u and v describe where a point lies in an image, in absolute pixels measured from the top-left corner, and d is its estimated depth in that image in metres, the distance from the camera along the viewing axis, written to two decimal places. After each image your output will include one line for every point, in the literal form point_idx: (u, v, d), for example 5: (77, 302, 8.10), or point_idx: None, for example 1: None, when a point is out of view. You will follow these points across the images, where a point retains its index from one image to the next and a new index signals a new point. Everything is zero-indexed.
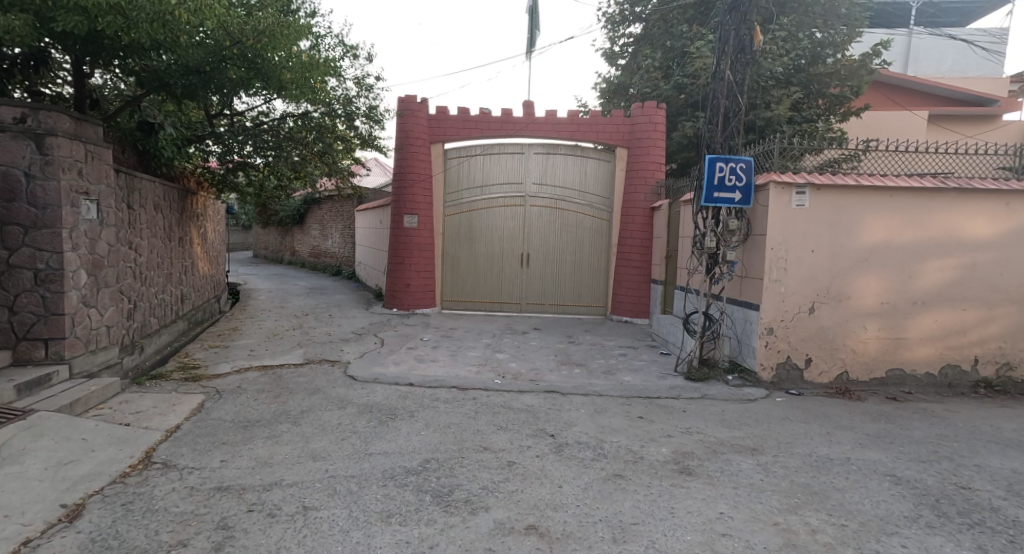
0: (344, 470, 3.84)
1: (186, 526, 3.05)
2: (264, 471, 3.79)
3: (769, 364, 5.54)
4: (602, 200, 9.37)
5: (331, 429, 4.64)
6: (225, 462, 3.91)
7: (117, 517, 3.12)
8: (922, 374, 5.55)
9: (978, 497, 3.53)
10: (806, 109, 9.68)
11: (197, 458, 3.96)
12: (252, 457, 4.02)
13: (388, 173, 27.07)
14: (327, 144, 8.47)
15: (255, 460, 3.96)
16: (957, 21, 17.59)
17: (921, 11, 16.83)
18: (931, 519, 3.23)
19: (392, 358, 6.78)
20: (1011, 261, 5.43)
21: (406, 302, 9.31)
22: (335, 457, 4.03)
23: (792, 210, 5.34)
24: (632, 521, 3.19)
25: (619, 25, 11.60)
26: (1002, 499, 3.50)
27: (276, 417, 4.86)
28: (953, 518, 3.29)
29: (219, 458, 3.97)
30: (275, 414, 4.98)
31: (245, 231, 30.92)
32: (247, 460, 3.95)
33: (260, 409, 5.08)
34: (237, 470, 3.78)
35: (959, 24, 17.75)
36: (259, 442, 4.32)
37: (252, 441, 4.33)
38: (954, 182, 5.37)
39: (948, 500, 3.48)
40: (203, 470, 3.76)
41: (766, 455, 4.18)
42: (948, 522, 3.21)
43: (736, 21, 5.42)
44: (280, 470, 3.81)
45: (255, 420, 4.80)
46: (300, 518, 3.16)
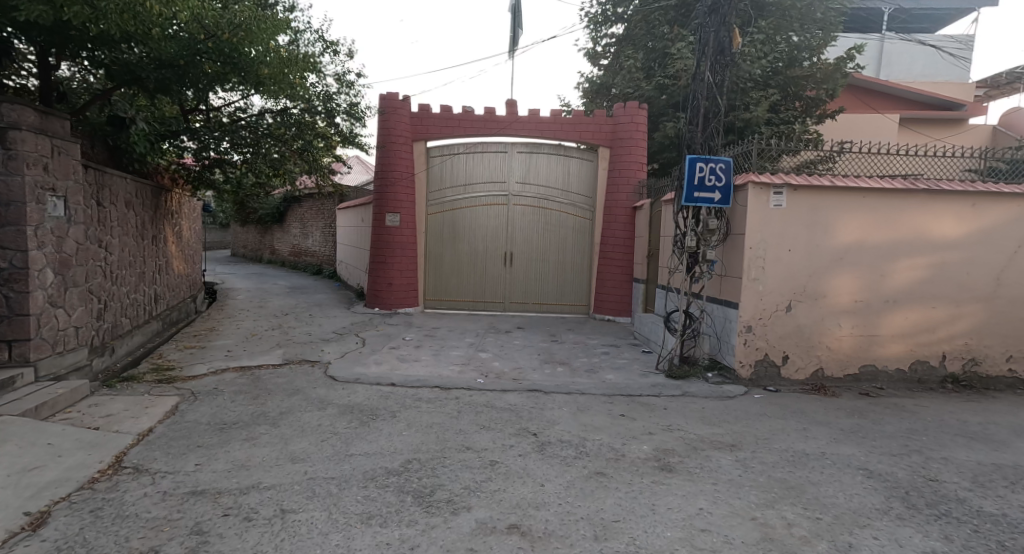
0: (324, 472, 3.78)
1: (157, 532, 2.96)
2: (241, 474, 3.71)
3: (748, 361, 5.63)
4: (585, 200, 9.41)
5: (312, 431, 4.57)
6: (200, 465, 3.82)
7: (85, 524, 3.02)
8: (894, 370, 5.70)
9: (945, 488, 3.64)
10: (782, 111, 9.89)
11: (171, 462, 3.86)
12: (228, 459, 3.93)
13: (368, 171, 26.84)
14: (308, 141, 8.15)
15: (231, 463, 3.88)
16: (927, 27, 18.18)
17: (893, 17, 17.27)
18: (902, 511, 3.33)
19: (375, 358, 6.70)
20: (976, 261, 5.62)
21: (387, 302, 9.23)
22: (314, 459, 3.97)
23: (770, 210, 5.44)
24: (614, 519, 3.21)
25: (601, 26, 11.68)
26: (969, 490, 3.62)
27: (253, 420, 4.76)
28: (921, 509, 3.39)
29: (193, 462, 3.87)
30: (253, 416, 4.89)
31: (224, 229, 30.17)
32: (224, 463, 3.86)
33: (237, 411, 4.96)
34: (213, 473, 3.69)
35: (927, 30, 18.33)
36: (236, 445, 4.22)
37: (229, 444, 4.24)
38: (924, 184, 5.52)
39: (917, 492, 3.59)
40: (177, 474, 3.66)
41: (744, 451, 4.25)
42: (917, 513, 3.31)
43: (715, 23, 5.51)
44: (257, 473, 3.72)
45: (232, 422, 4.70)
46: (278, 521, 3.10)
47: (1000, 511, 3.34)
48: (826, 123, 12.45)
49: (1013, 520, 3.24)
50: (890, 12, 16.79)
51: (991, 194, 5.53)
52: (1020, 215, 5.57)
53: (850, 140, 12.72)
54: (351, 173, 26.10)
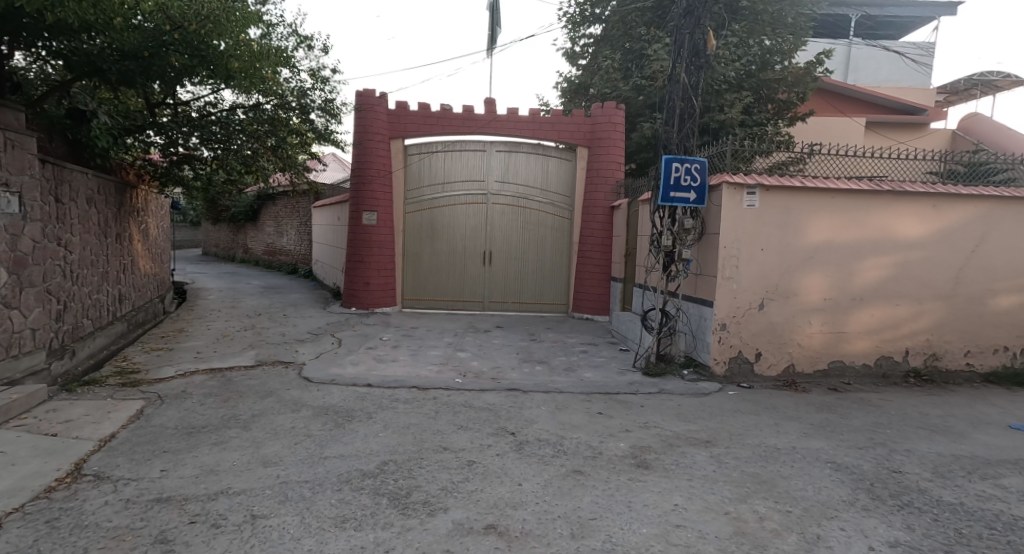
0: (297, 475, 3.71)
1: (119, 542, 2.85)
2: (210, 479, 3.60)
3: (722, 359, 5.74)
4: (564, 199, 9.46)
5: (285, 434, 4.47)
6: (166, 472, 3.69)
7: (39, 535, 2.88)
8: (860, 365, 5.89)
9: (907, 479, 3.78)
10: (756, 113, 10.09)
11: (135, 469, 3.72)
12: (196, 465, 3.81)
13: (343, 169, 26.44)
14: (282, 138, 7.95)
15: (199, 468, 3.77)
16: (891, 34, 18.80)
17: (860, 24, 17.85)
18: (867, 502, 3.44)
19: (351, 359, 6.60)
20: (936, 260, 5.85)
21: (364, 302, 9.11)
22: (287, 463, 3.88)
23: (743, 210, 5.55)
24: (591, 517, 3.23)
25: (579, 26, 11.74)
26: (929, 481, 3.76)
27: (224, 423, 4.62)
28: (885, 499, 3.51)
29: (159, 468, 3.74)
30: (223, 419, 4.75)
31: (195, 228, 29.35)
32: (191, 469, 3.74)
33: (206, 415, 4.81)
34: (180, 479, 3.58)
35: (892, 37, 18.98)
36: (204, 449, 4.10)
37: (197, 448, 4.12)
38: (889, 185, 5.71)
39: (882, 484, 3.71)
40: (141, 481, 3.53)
41: (719, 447, 4.33)
42: (881, 504, 3.43)
43: (690, 25, 5.60)
44: (227, 478, 3.62)
45: (201, 426, 4.56)
46: (248, 527, 3.02)
47: (958, 500, 3.48)
48: (799, 124, 12.77)
49: (970, 509, 3.37)
50: (857, 18, 17.34)
51: (951, 195, 5.75)
52: (977, 215, 5.82)
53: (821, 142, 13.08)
54: (326, 170, 25.67)
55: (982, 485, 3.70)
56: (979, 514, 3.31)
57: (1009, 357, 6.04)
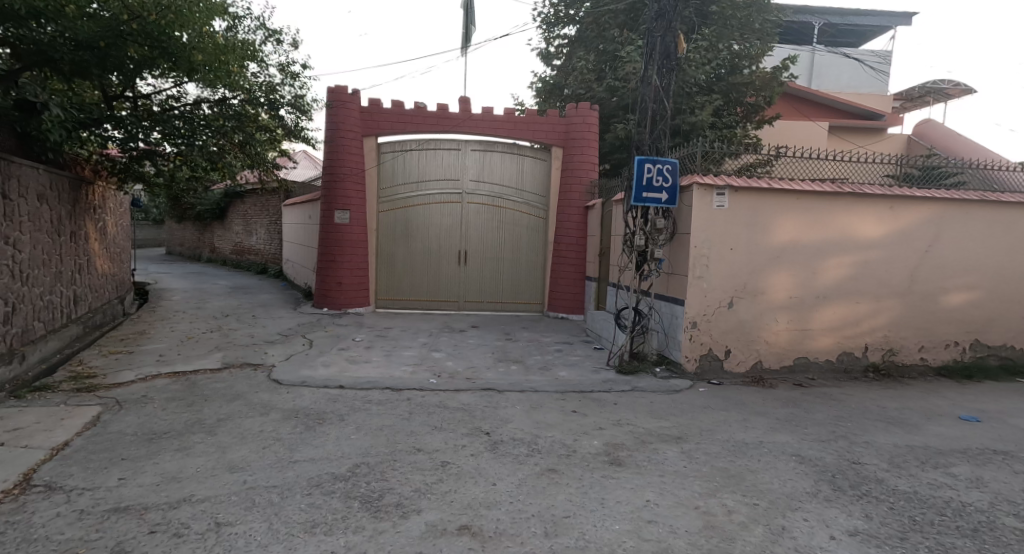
0: (265, 480, 3.61)
1: None
2: (172, 487, 3.47)
3: (693, 356, 5.86)
4: (538, 199, 9.49)
5: (252, 438, 4.34)
6: (125, 480, 3.54)
7: None
8: (824, 361, 6.10)
9: (865, 470, 3.94)
10: (726, 116, 10.34)
11: (90, 478, 3.56)
12: (157, 472, 3.67)
13: (315, 167, 25.89)
14: (250, 134, 7.80)
15: (161, 475, 3.63)
16: (852, 42, 19.47)
17: (823, 32, 18.43)
18: (828, 493, 3.56)
19: (322, 360, 6.47)
20: (893, 259, 6.10)
21: (336, 302, 8.95)
22: (254, 468, 3.77)
23: (713, 210, 5.68)
24: (564, 515, 3.25)
25: (554, 26, 11.78)
26: (886, 471, 3.92)
27: (188, 428, 4.47)
28: (845, 490, 3.64)
29: (117, 476, 3.59)
30: (187, 424, 4.59)
31: (158, 227, 28.30)
32: (152, 476, 3.60)
33: (168, 420, 4.64)
34: (139, 488, 3.44)
35: (853, 45, 19.65)
36: (166, 456, 3.95)
37: (158, 455, 3.96)
38: (850, 188, 5.94)
39: (842, 475, 3.85)
40: (97, 491, 3.38)
41: (690, 443, 4.42)
42: (842, 494, 3.56)
43: (662, 28, 5.69)
44: (190, 485, 3.49)
45: (163, 432, 4.39)
46: (212, 535, 2.92)
47: (912, 489, 3.64)
48: (767, 128, 13.09)
49: (923, 497, 3.53)
50: (820, 26, 17.91)
51: (906, 197, 6.02)
52: (930, 217, 6.11)
53: (787, 145, 13.46)
54: (297, 167, 25.07)
55: (934, 474, 3.88)
56: (931, 502, 3.46)
57: (959, 352, 6.35)
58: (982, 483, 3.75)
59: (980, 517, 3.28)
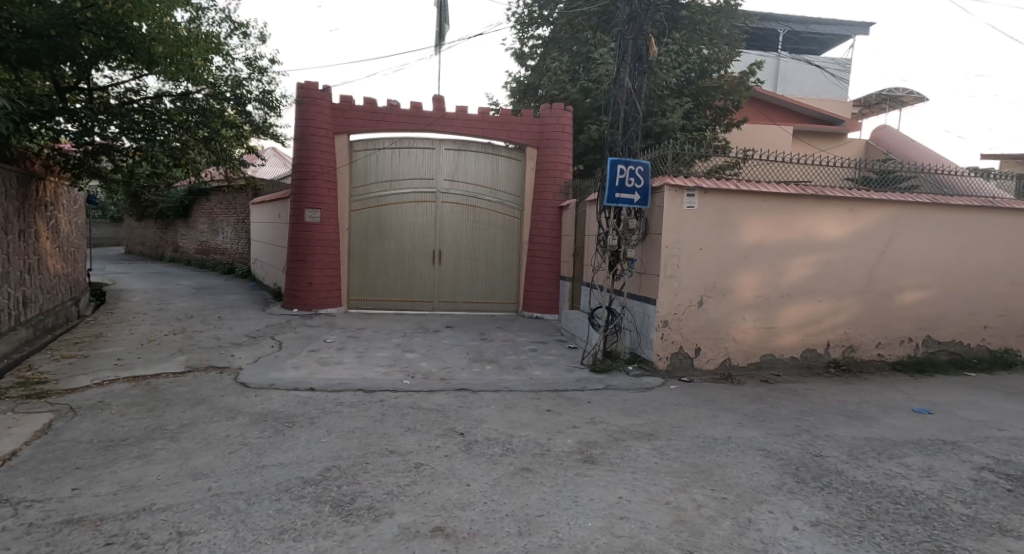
0: (230, 486, 3.51)
1: None
2: (131, 496, 3.34)
3: (665, 354, 5.96)
4: (513, 199, 9.49)
5: (217, 443, 4.22)
6: (80, 490, 3.39)
7: None
8: (789, 358, 6.30)
9: (827, 462, 4.08)
10: (695, 118, 10.57)
11: (41, 489, 3.39)
12: (115, 481, 3.52)
13: (283, 164, 25.30)
14: (215, 129, 7.68)
15: (119, 484, 3.49)
16: (814, 50, 20.12)
17: (787, 39, 19.01)
18: (792, 485, 3.68)
19: (292, 362, 6.33)
20: (853, 259, 6.34)
21: (307, 302, 8.79)
22: (219, 474, 3.66)
23: (684, 211, 5.80)
24: (537, 514, 3.26)
25: (528, 27, 11.75)
26: (845, 463, 4.08)
27: (148, 435, 4.31)
28: (808, 482, 3.77)
29: (70, 487, 3.43)
30: (147, 430, 4.42)
31: (117, 225, 27.20)
32: (109, 486, 3.46)
33: (127, 427, 4.46)
34: (95, 498, 3.30)
35: (815, 52, 20.31)
36: (124, 464, 3.80)
37: (116, 463, 3.81)
38: (814, 190, 6.14)
39: (805, 467, 3.99)
40: (49, 502, 3.22)
41: (661, 440, 4.50)
42: (805, 486, 3.69)
43: (634, 31, 5.79)
44: (151, 494, 3.37)
45: (121, 439, 4.22)
46: (174, 545, 2.82)
47: (869, 479, 3.80)
48: (736, 132, 13.39)
49: (879, 487, 3.68)
50: (784, 33, 18.45)
51: (865, 200, 6.26)
52: (887, 218, 6.38)
53: (754, 148, 13.82)
54: (265, 165, 24.45)
55: (889, 464, 4.06)
56: (887, 491, 3.62)
57: (913, 347, 6.65)
58: (933, 472, 3.94)
59: (930, 504, 3.45)
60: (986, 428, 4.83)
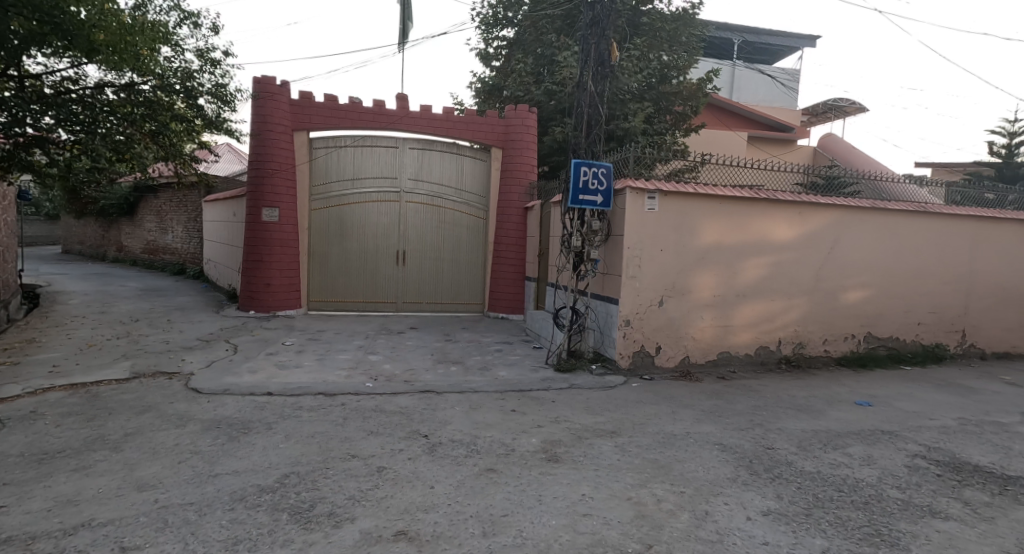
0: (179, 497, 3.36)
1: None
2: (68, 511, 3.15)
3: (627, 353, 6.08)
4: (478, 199, 9.47)
5: (165, 452, 4.02)
6: (9, 507, 3.17)
7: None
8: (743, 355, 6.54)
9: (778, 454, 4.27)
10: (656, 123, 10.86)
11: None
12: (49, 496, 3.31)
13: (237, 161, 24.38)
14: (163, 123, 7.32)
15: (54, 500, 3.28)
16: (766, 60, 20.96)
17: (742, 48, 19.72)
18: (746, 477, 3.83)
19: (248, 366, 6.11)
20: (802, 260, 6.64)
21: (264, 304, 8.52)
22: (167, 485, 3.49)
23: (645, 213, 5.93)
24: (502, 514, 3.27)
25: (493, 27, 11.78)
26: (795, 454, 4.27)
27: (89, 446, 4.07)
28: (761, 473, 3.94)
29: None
30: (87, 441, 4.18)
31: (53, 223, 25.59)
32: (43, 501, 3.25)
33: (65, 438, 4.20)
34: (27, 515, 3.09)
35: (766, 62, 21.18)
36: (60, 478, 3.58)
37: (51, 477, 3.58)
38: (766, 195, 6.40)
39: (759, 460, 4.16)
40: None
41: (623, 437, 4.59)
42: (758, 477, 3.84)
43: (596, 36, 5.89)
44: (90, 508, 3.19)
45: (57, 452, 3.97)
46: None
47: (816, 469, 3.99)
48: (693, 136, 13.77)
49: (825, 476, 3.88)
50: (738, 43, 19.13)
51: (813, 204, 6.57)
52: (833, 222, 6.72)
53: (710, 152, 14.26)
54: (218, 161, 23.52)
55: (834, 454, 4.28)
56: (831, 480, 3.81)
57: (856, 343, 7.02)
58: (873, 460, 4.18)
59: (871, 491, 3.65)
60: (920, 419, 5.15)
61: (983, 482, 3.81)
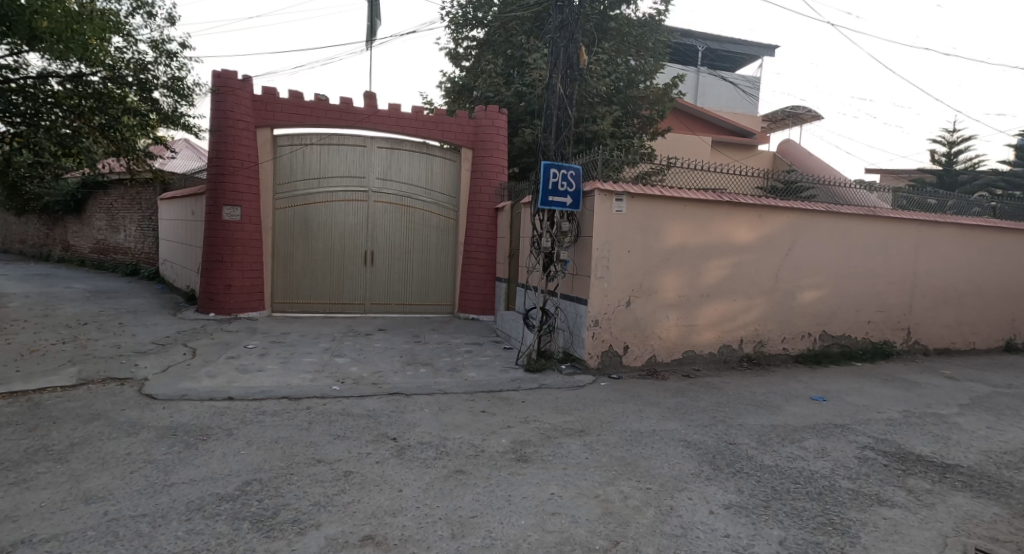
0: (130, 509, 3.21)
1: None
2: (5, 527, 2.96)
3: (595, 352, 6.16)
4: (448, 199, 9.41)
5: (115, 462, 3.84)
6: None
7: None
8: (707, 353, 6.72)
9: (739, 449, 4.41)
10: (624, 126, 11.03)
11: None
12: None
13: (195, 158, 23.49)
14: (114, 117, 7.02)
15: None
16: (728, 67, 21.58)
17: (705, 56, 20.26)
18: (709, 473, 3.94)
19: (206, 370, 5.89)
20: (762, 261, 6.87)
21: (224, 306, 8.25)
22: (118, 497, 3.33)
23: (613, 215, 6.03)
24: (471, 515, 3.26)
25: (462, 28, 11.74)
26: (755, 448, 4.42)
27: (31, 457, 3.85)
28: (723, 468, 4.06)
29: None
30: (29, 452, 3.95)
31: None
32: None
33: (3, 449, 3.96)
34: None
35: (728, 70, 21.80)
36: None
37: None
38: (728, 198, 6.60)
39: (721, 455, 4.28)
40: None
41: (591, 435, 4.64)
42: (720, 472, 3.96)
43: (565, 39, 5.95)
44: (31, 523, 3.01)
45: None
46: None
47: (774, 463, 4.14)
48: (660, 140, 14.05)
49: (783, 468, 4.03)
50: (702, 50, 19.62)
51: (772, 207, 6.81)
52: (790, 224, 6.98)
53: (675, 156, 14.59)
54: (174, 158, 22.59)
55: (792, 448, 4.45)
56: (789, 473, 3.96)
57: (812, 341, 7.31)
58: (827, 453, 4.37)
59: (825, 482, 3.81)
60: (869, 412, 5.41)
61: (925, 471, 4.04)
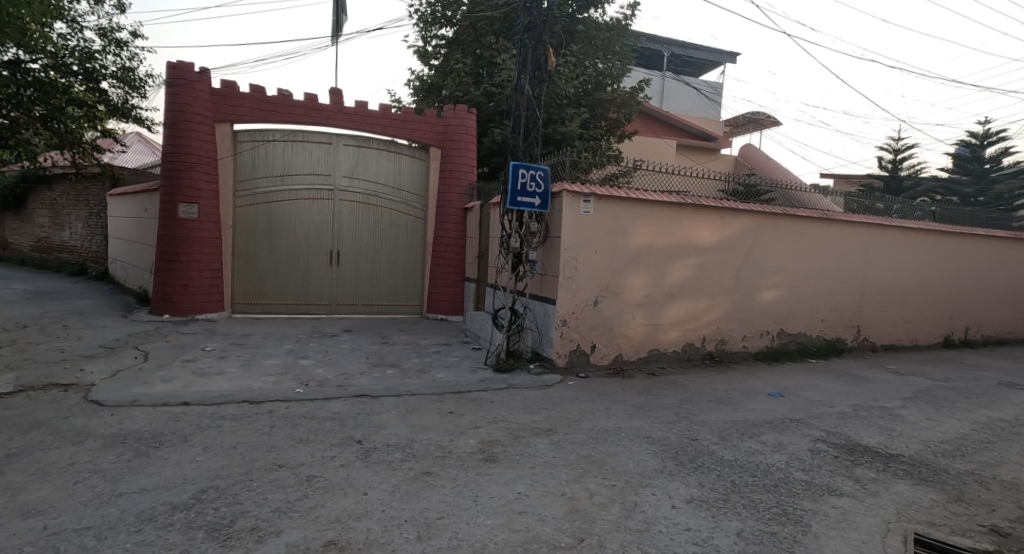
0: (74, 522, 3.03)
1: None
2: None
3: (564, 351, 6.21)
4: (416, 199, 9.29)
5: (58, 473, 3.63)
6: None
7: None
8: (671, 351, 6.87)
9: (701, 444, 4.53)
10: (591, 128, 11.19)
11: None
12: None
13: (148, 152, 22.45)
14: (58, 107, 6.69)
15: None
16: (692, 73, 22.12)
17: (671, 61, 20.70)
18: (673, 468, 4.03)
19: (159, 375, 5.64)
20: (723, 261, 7.07)
21: (180, 307, 7.92)
22: (61, 509, 3.15)
23: (580, 215, 6.09)
24: (438, 516, 3.23)
25: (431, 26, 11.62)
26: (717, 443, 4.55)
27: None
28: (686, 463, 4.15)
29: None
30: None
31: None
32: None
33: None
34: None
35: (692, 75, 22.34)
36: None
37: None
38: (692, 200, 6.77)
39: (684, 451, 4.39)
40: None
41: (558, 434, 4.67)
42: (683, 468, 4.05)
43: (533, 41, 5.99)
44: None
45: None
46: None
47: (734, 457, 4.27)
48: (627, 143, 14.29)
49: (742, 462, 4.16)
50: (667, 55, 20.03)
51: (734, 208, 7.02)
52: (751, 226, 7.21)
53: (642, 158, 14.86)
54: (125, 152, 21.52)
55: (750, 442, 4.60)
56: (747, 466, 4.09)
57: (770, 339, 7.57)
58: (783, 446, 4.53)
59: (780, 474, 3.96)
60: (822, 406, 5.65)
61: (871, 461, 4.25)
